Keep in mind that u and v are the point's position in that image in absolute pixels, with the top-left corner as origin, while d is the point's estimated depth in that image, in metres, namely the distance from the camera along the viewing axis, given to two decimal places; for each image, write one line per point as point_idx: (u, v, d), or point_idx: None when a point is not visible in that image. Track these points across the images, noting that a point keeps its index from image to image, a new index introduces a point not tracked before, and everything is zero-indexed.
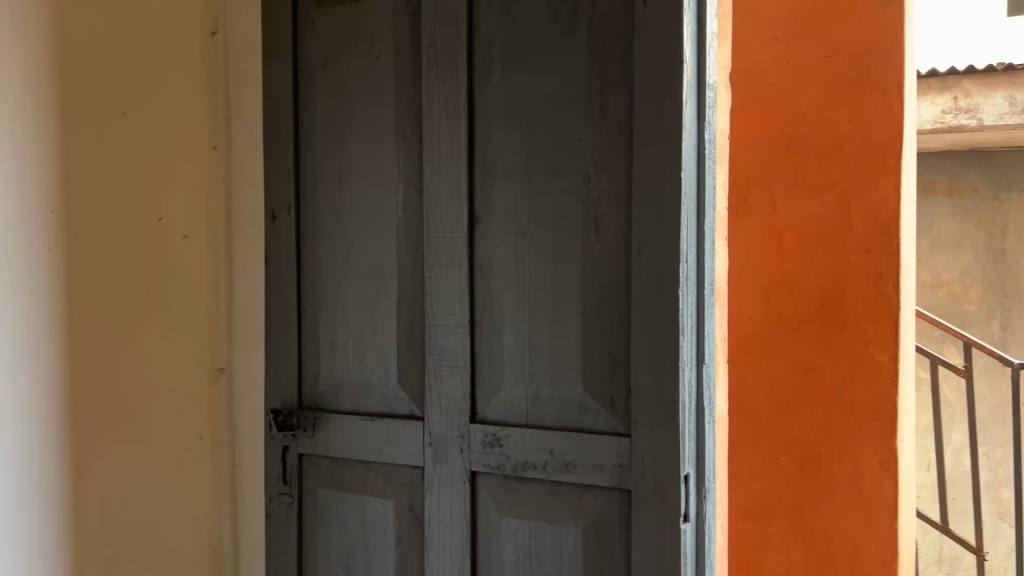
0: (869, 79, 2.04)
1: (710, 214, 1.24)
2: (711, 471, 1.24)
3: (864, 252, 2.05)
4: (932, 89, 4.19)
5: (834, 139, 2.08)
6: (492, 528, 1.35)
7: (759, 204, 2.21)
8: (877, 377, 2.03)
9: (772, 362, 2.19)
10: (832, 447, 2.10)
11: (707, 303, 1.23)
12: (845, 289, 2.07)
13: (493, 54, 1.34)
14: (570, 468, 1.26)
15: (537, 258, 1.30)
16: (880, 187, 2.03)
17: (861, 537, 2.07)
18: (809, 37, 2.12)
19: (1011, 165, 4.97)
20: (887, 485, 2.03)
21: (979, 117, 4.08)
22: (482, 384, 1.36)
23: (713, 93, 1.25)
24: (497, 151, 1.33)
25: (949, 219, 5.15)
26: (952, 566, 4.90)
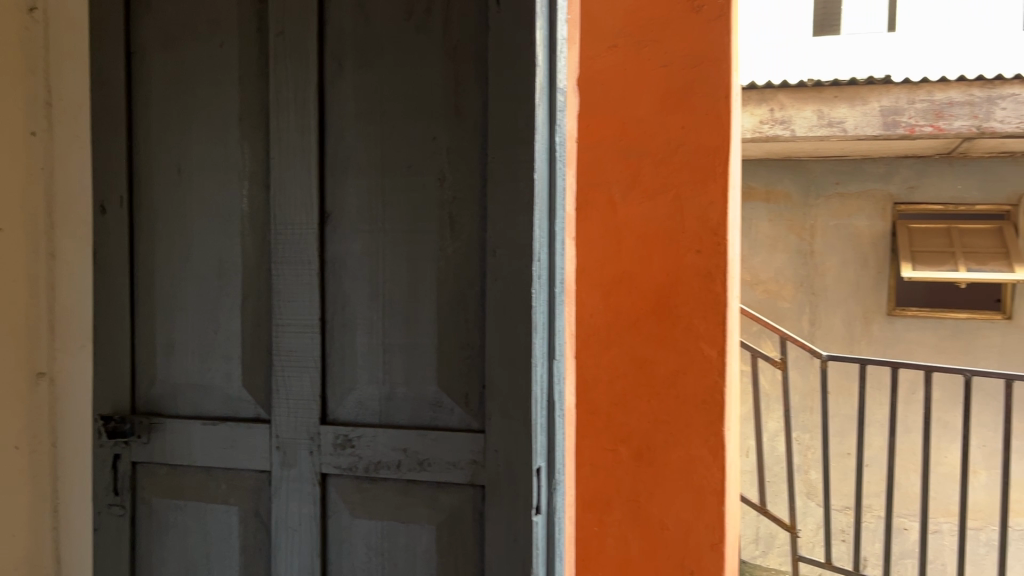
0: (700, 89, 2.17)
1: (560, 213, 1.27)
2: (561, 463, 1.27)
3: (695, 252, 2.17)
4: (751, 101, 4.50)
5: (668, 144, 2.20)
6: (343, 530, 1.32)
7: (599, 205, 2.28)
8: (706, 369, 2.16)
9: (612, 357, 2.27)
10: (666, 437, 2.21)
11: (558, 301, 1.26)
12: (678, 288, 2.19)
13: (345, 48, 1.31)
14: (423, 467, 1.25)
15: (389, 256, 1.29)
16: (710, 191, 2.16)
17: (692, 521, 2.20)
18: (646, 46, 2.21)
19: (819, 173, 5.26)
20: (716, 471, 2.17)
21: (792, 128, 4.42)
22: (333, 384, 1.33)
23: (564, 96, 1.28)
24: (349, 145, 1.31)
25: (765, 222, 5.37)
26: (768, 544, 5.27)
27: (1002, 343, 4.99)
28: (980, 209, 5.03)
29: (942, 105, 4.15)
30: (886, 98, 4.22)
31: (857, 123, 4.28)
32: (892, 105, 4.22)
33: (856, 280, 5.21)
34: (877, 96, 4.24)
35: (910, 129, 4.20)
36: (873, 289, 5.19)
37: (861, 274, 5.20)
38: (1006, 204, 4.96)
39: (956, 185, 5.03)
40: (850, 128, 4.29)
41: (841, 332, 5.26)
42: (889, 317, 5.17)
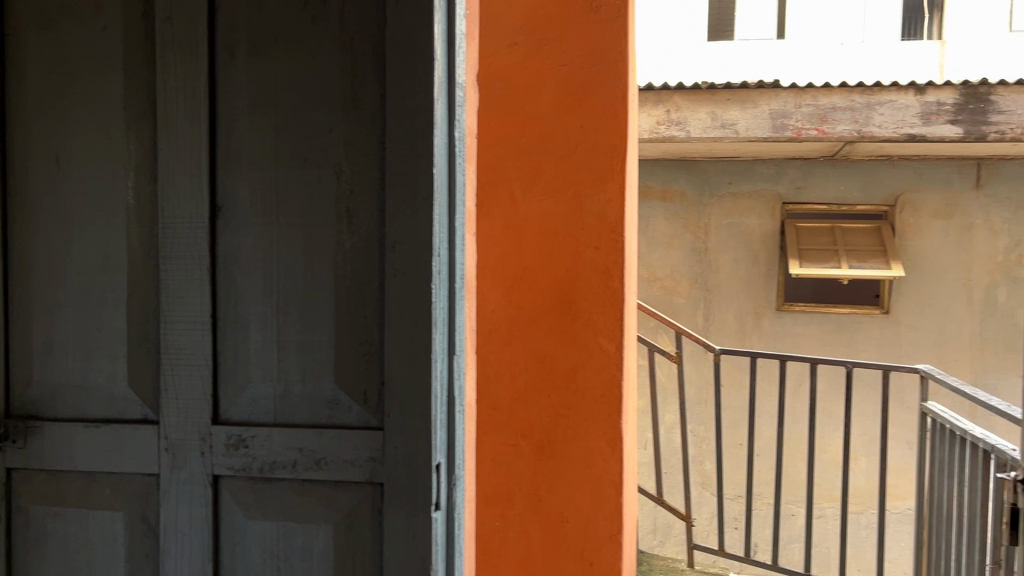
0: (598, 88, 2.21)
1: (460, 208, 1.26)
2: (460, 458, 1.27)
3: (593, 249, 2.22)
4: (648, 102, 4.55)
5: (569, 143, 2.23)
6: (237, 532, 1.29)
7: (500, 202, 2.28)
8: (604, 364, 2.21)
9: (513, 353, 2.28)
10: (567, 430, 2.24)
11: (457, 297, 1.25)
12: (578, 284, 2.23)
13: (237, 36, 1.27)
14: (320, 466, 1.23)
15: (284, 251, 1.26)
16: (608, 190, 2.21)
17: (591, 513, 2.24)
18: (545, 44, 2.23)
19: (712, 173, 5.42)
20: (614, 463, 2.22)
21: (687, 129, 4.51)
22: (226, 383, 1.29)
23: (463, 92, 1.28)
24: (242, 138, 1.27)
25: (661, 220, 5.50)
26: (665, 534, 5.41)
27: (879, 336, 5.28)
28: (860, 209, 5.31)
29: (826, 110, 4.36)
30: (775, 101, 4.40)
31: (748, 125, 4.44)
32: (781, 108, 4.41)
33: (747, 277, 5.42)
34: (767, 99, 4.41)
35: (797, 132, 4.39)
36: (763, 285, 5.40)
37: (751, 271, 5.41)
38: (883, 205, 5.26)
39: (839, 186, 5.28)
40: (742, 130, 4.45)
41: (733, 326, 5.45)
42: (778, 312, 5.40)
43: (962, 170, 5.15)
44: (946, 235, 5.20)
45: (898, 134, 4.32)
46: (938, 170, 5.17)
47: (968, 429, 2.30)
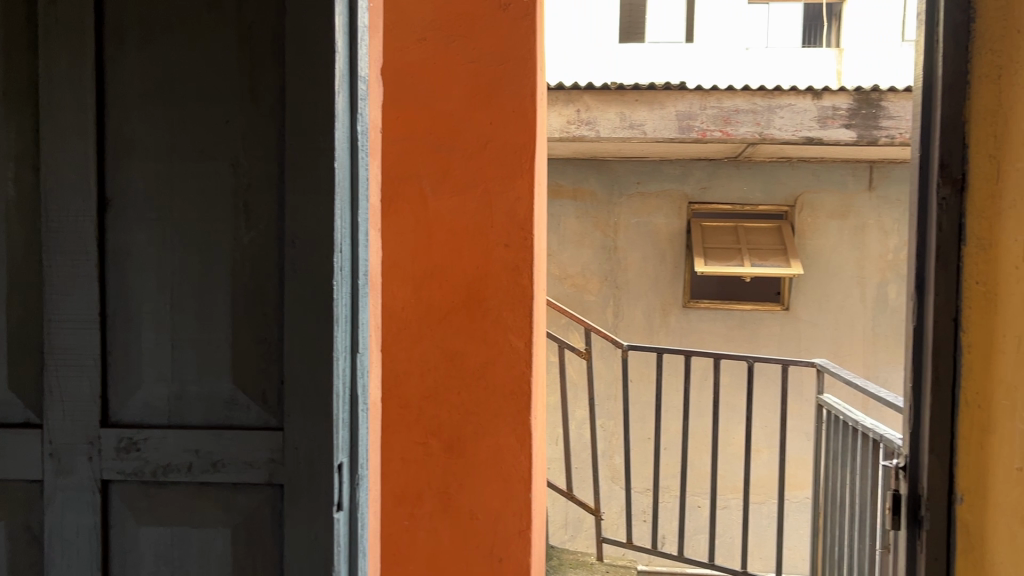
0: (506, 86, 2.21)
1: (363, 204, 1.24)
2: (364, 457, 1.25)
3: (503, 246, 2.22)
4: (558, 101, 4.58)
5: (478, 140, 2.22)
6: (128, 538, 1.24)
7: (409, 199, 2.27)
8: (514, 361, 2.21)
9: (423, 351, 2.26)
10: (477, 428, 2.24)
11: (361, 294, 1.23)
12: (487, 281, 2.23)
13: (126, 22, 1.22)
14: (217, 468, 1.19)
15: (179, 246, 1.22)
16: (516, 187, 2.22)
17: (501, 509, 2.24)
18: (454, 41, 2.22)
19: (621, 172, 5.51)
20: (523, 459, 2.23)
21: (597, 129, 4.57)
22: (116, 384, 1.23)
23: (365, 86, 1.26)
24: (134, 130, 1.22)
25: (572, 219, 5.55)
26: (576, 528, 5.48)
27: (780, 331, 5.48)
28: (762, 209, 5.50)
29: (729, 112, 4.49)
30: (681, 103, 4.51)
31: (656, 126, 4.53)
32: (686, 110, 4.51)
33: (655, 275, 5.53)
34: (673, 101, 4.51)
35: (702, 133, 4.51)
36: (670, 283, 5.52)
37: (658, 269, 5.53)
38: (784, 205, 5.45)
39: (742, 187, 5.46)
40: (650, 131, 4.54)
41: (641, 323, 5.56)
42: (685, 308, 5.53)
43: (856, 172, 5.38)
44: (841, 234, 5.43)
45: (796, 136, 4.49)
46: (834, 172, 5.39)
47: (860, 420, 2.39)
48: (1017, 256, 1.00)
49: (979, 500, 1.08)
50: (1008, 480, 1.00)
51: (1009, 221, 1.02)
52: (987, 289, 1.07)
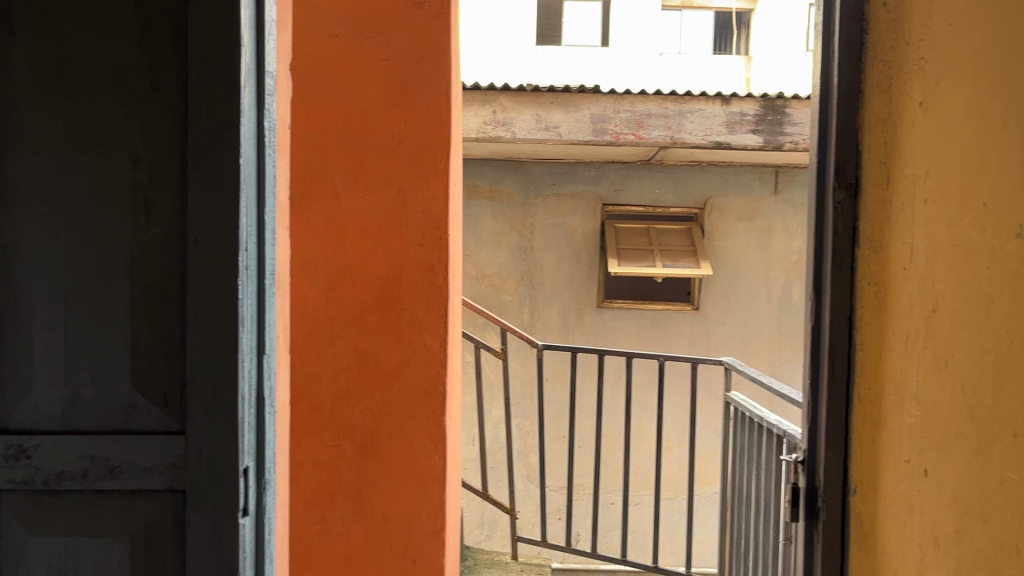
0: (421, 84, 2.20)
1: (270, 201, 1.21)
2: (270, 461, 1.22)
3: (418, 245, 2.21)
4: (474, 102, 4.58)
5: (392, 138, 2.21)
6: (18, 550, 1.18)
7: (320, 197, 2.21)
8: (428, 361, 2.21)
9: (335, 352, 2.22)
10: (390, 428, 2.22)
11: (267, 294, 1.20)
12: (401, 280, 2.21)
13: (16, 9, 1.16)
14: (115, 474, 1.15)
15: (74, 243, 1.16)
16: (431, 187, 2.21)
17: (415, 511, 2.23)
18: (367, 38, 2.19)
19: (537, 174, 5.55)
20: (437, 459, 2.22)
21: (513, 130, 4.58)
22: (4, 388, 1.17)
23: (272, 81, 1.23)
24: (25, 121, 1.16)
25: (489, 219, 5.57)
26: (491, 527, 5.48)
27: (690, 330, 5.62)
28: (673, 211, 5.64)
29: (641, 116, 4.58)
30: (595, 106, 4.57)
31: (570, 128, 4.58)
32: (600, 113, 4.58)
33: (570, 275, 5.59)
34: (588, 103, 4.57)
35: (616, 136, 4.58)
36: (584, 283, 5.59)
37: (574, 269, 5.59)
38: (694, 207, 5.60)
39: (654, 190, 5.58)
40: (565, 133, 4.58)
41: (556, 322, 5.61)
42: (599, 308, 5.61)
43: (762, 176, 5.57)
44: (748, 236, 5.60)
45: (706, 141, 4.60)
46: (741, 175, 5.57)
47: (764, 416, 2.47)
48: (905, 257, 1.03)
49: (870, 491, 1.11)
50: (895, 472, 1.04)
51: (897, 223, 1.05)
52: (877, 290, 1.10)
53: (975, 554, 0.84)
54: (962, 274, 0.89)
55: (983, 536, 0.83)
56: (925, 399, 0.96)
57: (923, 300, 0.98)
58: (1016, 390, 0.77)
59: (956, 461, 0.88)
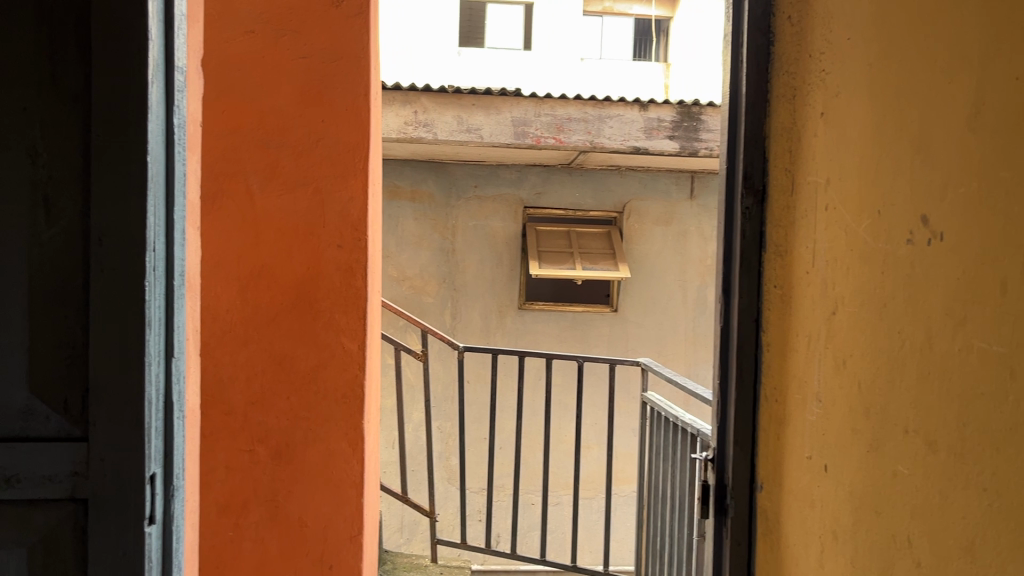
0: (339, 84, 2.17)
1: (179, 200, 1.18)
2: (179, 467, 1.19)
3: (335, 246, 2.18)
4: (395, 102, 4.55)
5: (309, 138, 2.17)
6: None
7: (235, 196, 2.17)
8: (346, 364, 2.18)
9: (249, 355, 2.18)
10: (307, 432, 2.18)
11: (176, 295, 1.17)
12: (318, 282, 2.18)
13: None
14: (10, 484, 1.10)
15: None
16: (349, 187, 2.18)
17: (331, 517, 2.19)
18: (284, 36, 2.15)
19: (459, 176, 5.55)
20: (355, 464, 2.20)
21: (434, 131, 4.57)
22: None
23: (182, 77, 1.19)
24: None
25: (410, 220, 5.53)
26: (411, 531, 5.46)
27: (609, 332, 5.70)
28: (593, 215, 5.72)
29: (562, 120, 4.63)
30: (516, 109, 4.60)
31: (492, 130, 4.58)
32: (522, 116, 4.60)
33: (492, 277, 5.61)
34: (509, 106, 4.59)
35: (536, 140, 4.62)
36: (506, 285, 5.61)
37: (495, 271, 5.61)
38: (613, 211, 5.69)
39: (575, 193, 5.65)
40: (486, 135, 4.58)
41: (478, 324, 5.62)
42: (520, 310, 5.64)
43: (679, 181, 5.69)
44: (665, 239, 5.72)
45: (624, 145, 4.68)
46: (658, 180, 5.68)
47: (679, 416, 2.53)
48: (807, 262, 1.07)
49: (775, 488, 1.15)
50: (799, 469, 1.07)
51: (800, 230, 1.09)
52: (782, 293, 1.15)
53: (870, 545, 0.88)
54: (858, 278, 0.93)
55: (877, 528, 0.86)
56: (825, 398, 1.00)
57: (824, 303, 1.01)
58: (908, 388, 0.81)
59: (853, 458, 0.92)
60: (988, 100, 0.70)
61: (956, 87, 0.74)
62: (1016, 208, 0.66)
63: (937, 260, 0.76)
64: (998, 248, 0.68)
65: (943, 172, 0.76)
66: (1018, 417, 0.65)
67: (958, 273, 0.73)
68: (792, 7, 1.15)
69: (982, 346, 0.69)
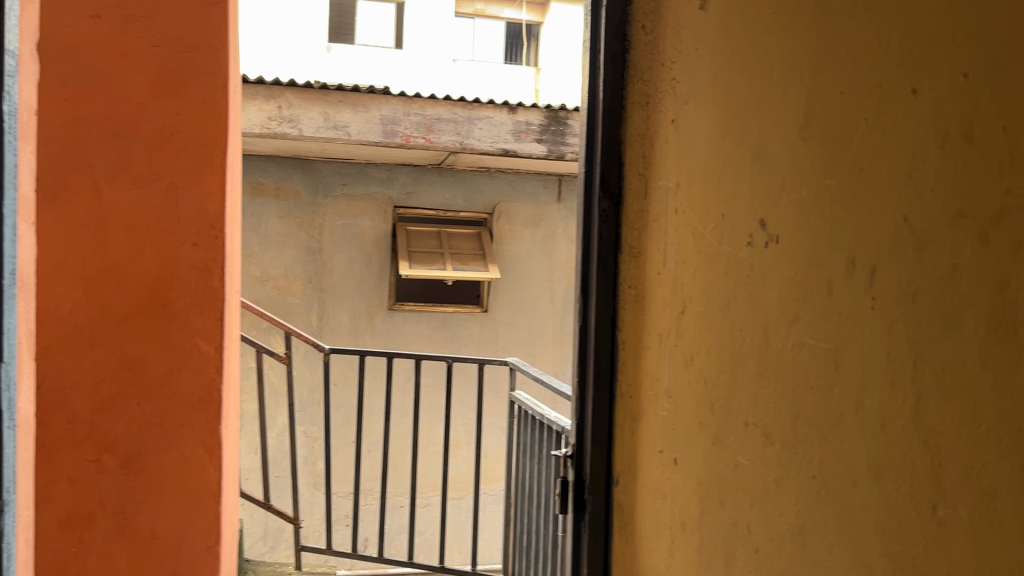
0: (194, 75, 2.08)
1: (11, 164, 0.99)
2: (10, 480, 1.00)
3: (191, 245, 2.09)
4: (258, 96, 4.38)
5: (161, 131, 2.06)
6: None
7: (79, 191, 2.03)
8: (202, 367, 2.09)
9: (94, 359, 2.04)
10: (159, 439, 2.08)
11: (7, 277, 0.98)
12: (172, 282, 2.08)
13: None
14: None
15: None
16: (205, 182, 2.09)
17: (187, 527, 2.10)
18: (134, 22, 2.04)
19: (326, 173, 5.43)
20: (211, 471, 2.11)
21: (299, 127, 4.42)
22: None
23: (14, 21, 1.01)
24: None
25: (275, 219, 5.36)
26: (276, 538, 5.31)
27: (479, 332, 5.73)
28: (463, 215, 5.73)
29: (431, 120, 4.62)
30: (385, 107, 4.55)
31: (359, 128, 4.52)
32: (390, 115, 4.56)
33: (360, 278, 5.53)
34: (377, 104, 4.54)
35: (406, 139, 4.58)
36: (375, 286, 5.54)
37: (364, 271, 5.53)
38: (483, 212, 5.72)
39: (445, 194, 5.64)
40: (354, 133, 4.51)
41: (346, 325, 5.51)
42: (389, 311, 5.58)
43: (547, 184, 5.79)
44: (533, 241, 5.80)
45: (493, 147, 4.72)
46: (527, 182, 5.76)
47: (546, 413, 2.57)
48: (659, 262, 1.11)
49: (629, 482, 1.19)
50: (651, 462, 1.11)
51: (653, 232, 1.13)
52: (636, 293, 1.18)
53: (715, 534, 0.92)
54: (704, 278, 0.97)
55: (721, 517, 0.90)
56: (675, 394, 1.04)
57: (674, 301, 1.05)
58: (748, 383, 0.85)
59: (699, 450, 0.96)
60: (816, 112, 0.74)
61: (789, 97, 0.79)
62: (841, 212, 0.70)
63: (774, 261, 0.81)
64: (825, 251, 0.72)
65: (779, 179, 0.80)
66: (842, 407, 0.69)
67: (791, 274, 0.77)
68: (645, 16, 1.19)
69: (812, 343, 0.74)
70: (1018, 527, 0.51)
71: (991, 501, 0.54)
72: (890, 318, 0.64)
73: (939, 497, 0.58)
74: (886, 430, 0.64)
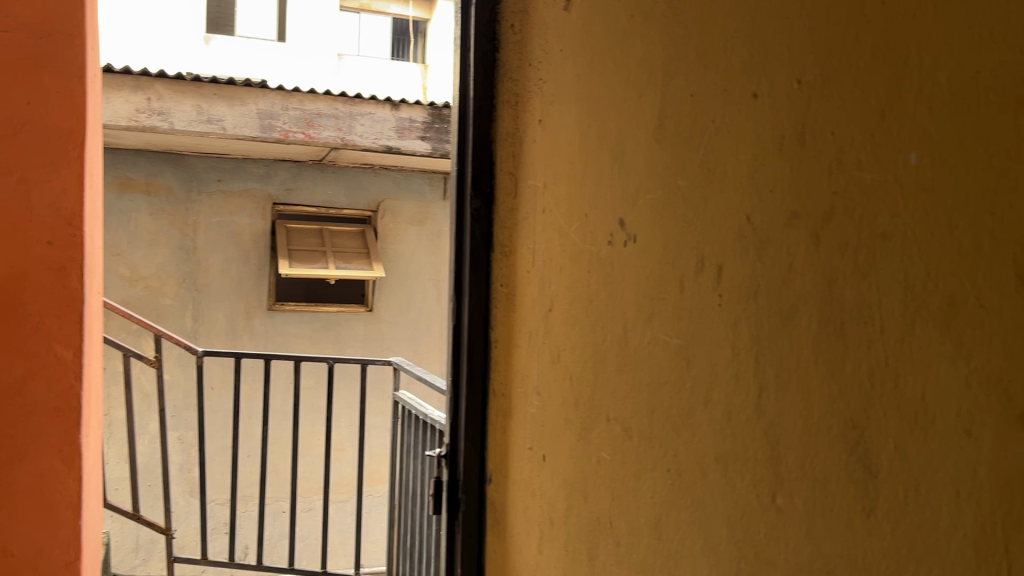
0: (49, 63, 1.95)
1: None
2: None
3: (45, 244, 1.96)
4: (125, 87, 4.12)
5: (9, 122, 1.92)
6: None
7: None
8: (59, 373, 1.97)
9: None
10: (11, 451, 1.95)
11: None
12: (23, 283, 1.94)
13: None
14: None
15: None
16: (61, 178, 1.97)
17: (43, 543, 1.98)
18: None
19: (200, 169, 5.22)
20: (71, 483, 2.00)
21: (170, 120, 4.21)
22: None
23: None
24: None
25: (145, 216, 5.09)
26: (148, 551, 5.08)
27: (363, 332, 5.65)
28: (346, 213, 5.63)
29: (311, 115, 4.52)
30: (262, 101, 4.42)
31: (235, 122, 4.36)
32: (268, 109, 4.44)
33: (238, 278, 5.35)
34: (254, 98, 4.40)
35: (284, 134, 4.47)
36: (253, 285, 5.38)
37: (242, 271, 5.35)
38: (366, 210, 5.65)
39: (327, 190, 5.54)
40: (229, 127, 4.35)
41: (222, 327, 5.32)
42: (269, 311, 5.42)
43: (431, 182, 5.79)
44: (419, 239, 5.79)
45: (376, 144, 4.67)
46: (411, 180, 5.74)
47: (429, 413, 2.56)
48: (528, 260, 1.12)
49: (501, 479, 1.19)
50: (520, 459, 1.12)
51: (523, 230, 1.14)
52: (508, 291, 1.19)
53: (579, 528, 0.93)
54: (568, 276, 0.98)
55: (585, 512, 0.92)
56: (543, 390, 1.05)
57: (542, 299, 1.06)
58: (609, 379, 0.87)
59: (565, 446, 0.98)
60: (669, 113, 0.76)
61: (644, 96, 0.81)
62: (691, 212, 0.72)
63: (630, 259, 0.83)
64: (677, 250, 0.74)
65: (636, 178, 0.82)
66: (692, 401, 0.71)
67: (647, 272, 0.79)
68: (514, 15, 1.19)
69: (665, 338, 0.76)
70: (846, 512, 0.54)
71: (822, 489, 0.56)
72: (734, 314, 0.66)
73: (778, 486, 0.60)
74: (732, 423, 0.66)
